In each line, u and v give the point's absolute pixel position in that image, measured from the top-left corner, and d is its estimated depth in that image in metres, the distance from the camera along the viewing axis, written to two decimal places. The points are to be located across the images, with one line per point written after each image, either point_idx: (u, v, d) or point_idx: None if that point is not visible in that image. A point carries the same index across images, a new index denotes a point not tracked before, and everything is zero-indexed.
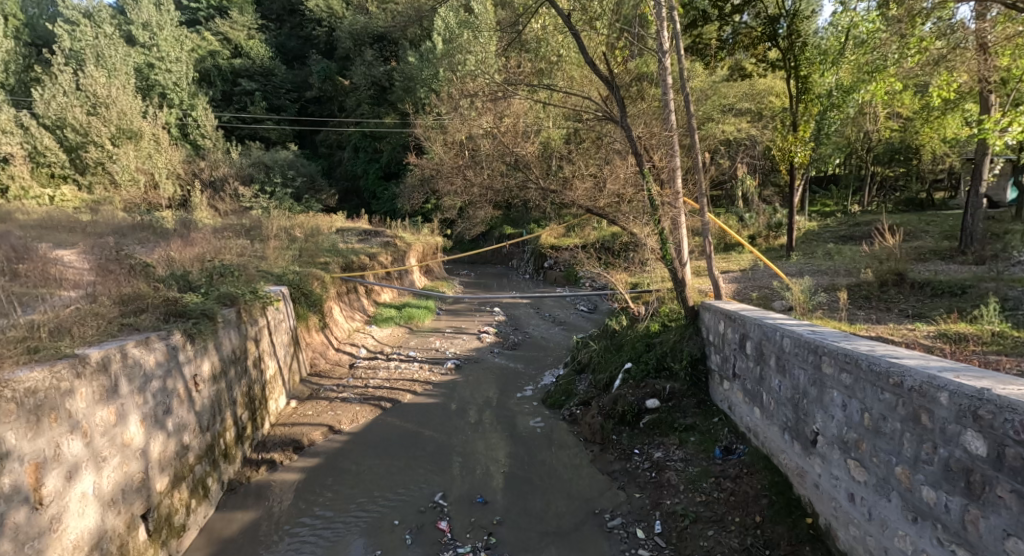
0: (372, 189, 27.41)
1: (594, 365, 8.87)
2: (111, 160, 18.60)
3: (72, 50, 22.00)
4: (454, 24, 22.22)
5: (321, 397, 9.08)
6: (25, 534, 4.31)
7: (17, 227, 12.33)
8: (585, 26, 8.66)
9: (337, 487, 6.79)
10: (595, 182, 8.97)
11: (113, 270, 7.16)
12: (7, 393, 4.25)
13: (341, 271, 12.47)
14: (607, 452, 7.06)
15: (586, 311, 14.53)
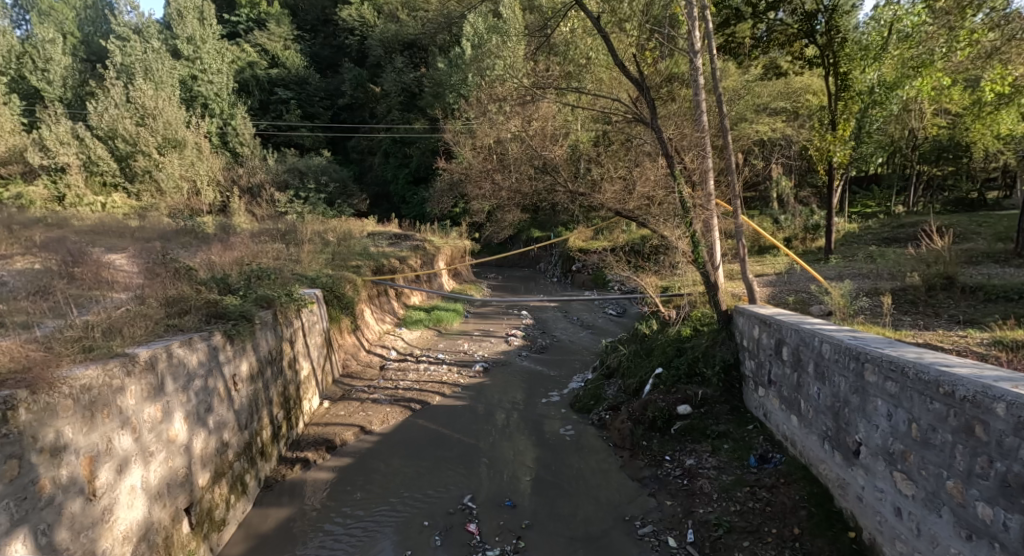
0: (401, 194, 27.71)
1: (624, 370, 8.79)
2: (157, 169, 19.27)
3: (122, 64, 22.91)
4: (483, 30, 22.40)
5: (353, 398, 9.20)
6: (80, 523, 4.48)
7: (69, 233, 12.89)
8: (614, 28, 8.59)
9: (368, 487, 6.86)
10: (624, 184, 8.89)
11: (159, 274, 7.41)
12: (66, 389, 4.41)
13: (372, 274, 12.65)
14: (637, 458, 6.98)
15: (615, 314, 14.45)
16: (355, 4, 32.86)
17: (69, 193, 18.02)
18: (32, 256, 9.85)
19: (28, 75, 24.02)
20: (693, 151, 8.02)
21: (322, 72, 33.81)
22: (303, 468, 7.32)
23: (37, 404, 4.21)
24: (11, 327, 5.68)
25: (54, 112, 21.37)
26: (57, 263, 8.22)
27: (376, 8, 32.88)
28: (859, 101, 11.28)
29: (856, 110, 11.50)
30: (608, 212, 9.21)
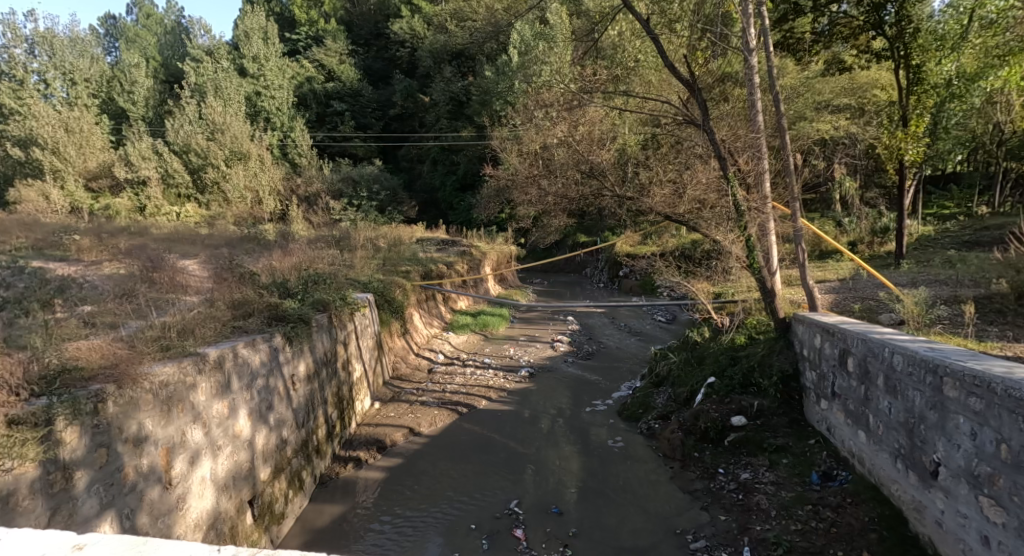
0: (449, 200, 28.08)
1: (674, 378, 8.60)
2: (225, 180, 20.34)
3: (195, 83, 24.31)
4: (530, 37, 22.44)
5: (402, 400, 9.34)
6: (158, 510, 4.74)
7: (148, 240, 13.76)
8: (664, 29, 8.46)
9: (418, 488, 6.94)
10: (674, 187, 8.60)
11: (226, 278, 7.75)
12: (147, 385, 4.67)
13: (420, 279, 12.87)
14: (689, 469, 6.81)
15: (664, 321, 14.21)
16: (406, 17, 33.55)
17: (149, 203, 19.68)
18: (117, 262, 10.57)
19: (115, 96, 25.70)
20: (745, 152, 7.76)
21: (374, 84, 34.70)
22: (354, 467, 7.47)
23: (122, 398, 4.47)
24: (98, 328, 6.08)
25: (137, 130, 22.92)
26: (138, 268, 8.77)
27: (425, 19, 33.42)
28: (936, 94, 10.51)
29: (931, 104, 10.72)
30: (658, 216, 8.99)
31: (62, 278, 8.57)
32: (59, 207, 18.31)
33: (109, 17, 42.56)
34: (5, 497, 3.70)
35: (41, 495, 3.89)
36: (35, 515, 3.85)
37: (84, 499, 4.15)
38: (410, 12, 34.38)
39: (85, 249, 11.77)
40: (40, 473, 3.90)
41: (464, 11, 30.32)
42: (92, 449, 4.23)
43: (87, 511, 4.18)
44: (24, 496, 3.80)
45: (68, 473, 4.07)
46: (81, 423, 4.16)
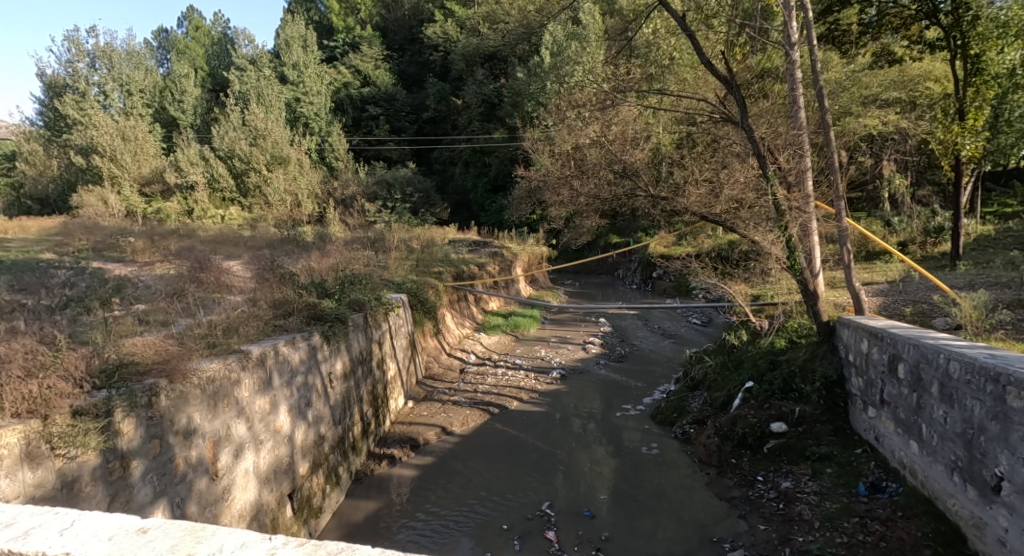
0: (481, 202, 28.17)
1: (711, 383, 8.45)
2: (267, 184, 20.96)
3: (239, 91, 25.15)
4: (562, 37, 22.33)
5: (435, 399, 9.41)
6: (205, 500, 4.89)
7: (196, 242, 14.29)
8: (701, 26, 8.34)
9: (451, 487, 6.97)
10: (710, 187, 8.31)
11: (268, 278, 7.96)
12: (195, 380, 4.81)
13: (453, 279, 12.97)
14: (726, 476, 6.67)
15: (700, 324, 13.99)
16: (439, 21, 33.79)
17: (196, 207, 20.53)
18: (168, 263, 11.03)
19: (166, 105, 26.56)
20: (785, 150, 7.55)
21: (408, 88, 35.10)
22: (389, 464, 7.56)
23: (173, 393, 4.61)
24: (151, 325, 6.32)
25: (186, 137, 23.89)
26: (187, 269, 9.12)
27: (458, 23, 33.56)
28: (996, 86, 9.97)
29: (992, 96, 10.14)
30: (693, 217, 8.80)
31: (118, 278, 8.99)
32: (116, 211, 19.99)
33: (162, 29, 44.39)
34: (68, 483, 3.87)
35: (100, 482, 4.05)
36: (95, 501, 4.01)
37: (139, 487, 4.31)
38: (444, 16, 34.63)
39: (140, 250, 12.33)
40: (99, 461, 4.05)
41: (497, 14, 30.34)
42: (146, 440, 4.37)
43: (142, 498, 4.35)
44: (85, 483, 3.97)
45: (125, 462, 4.22)
46: (136, 415, 4.30)
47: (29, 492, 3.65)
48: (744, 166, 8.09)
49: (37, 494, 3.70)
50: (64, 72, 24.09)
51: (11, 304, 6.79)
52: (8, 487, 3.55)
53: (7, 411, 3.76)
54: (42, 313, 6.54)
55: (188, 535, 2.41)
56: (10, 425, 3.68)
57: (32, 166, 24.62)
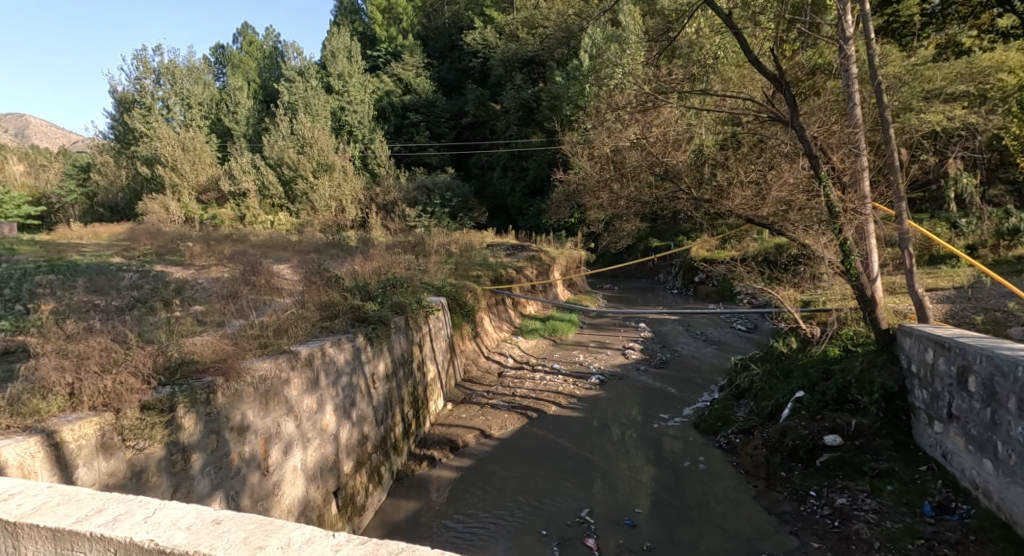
0: (518, 206, 28.19)
1: (757, 392, 8.23)
2: (313, 190, 21.73)
3: (288, 101, 26.05)
4: (601, 40, 22.05)
5: (474, 402, 9.43)
6: (257, 494, 5.04)
7: (247, 247, 14.81)
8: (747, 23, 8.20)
9: (491, 490, 6.97)
10: (757, 189, 8.08)
11: (315, 281, 8.14)
12: (249, 378, 4.94)
13: (491, 283, 13.03)
14: (775, 489, 6.45)
15: (744, 330, 13.71)
16: (479, 28, 34.01)
17: (248, 213, 21.64)
18: (222, 266, 11.47)
19: (221, 117, 27.64)
20: (839, 149, 7.22)
21: (448, 95, 35.49)
22: (429, 465, 7.62)
23: (229, 390, 4.75)
24: (208, 325, 6.56)
25: (239, 146, 24.91)
26: (240, 273, 9.45)
27: (498, 28, 33.70)
28: None
29: None
30: (738, 219, 8.55)
31: (179, 281, 9.42)
32: (176, 218, 21.43)
33: (217, 45, 46.37)
34: (137, 473, 4.04)
35: (165, 473, 4.22)
36: (161, 491, 4.18)
37: (198, 479, 4.46)
38: (483, 23, 34.89)
39: (197, 254, 12.89)
40: (163, 453, 4.21)
41: (535, 18, 30.13)
42: (205, 434, 4.52)
43: (201, 489, 4.50)
44: (152, 473, 4.14)
45: (186, 454, 4.38)
46: (196, 411, 4.44)
47: (103, 480, 3.82)
48: (793, 166, 7.76)
49: (111, 482, 3.88)
50: (133, 89, 25.50)
51: (85, 305, 7.22)
52: (83, 475, 3.73)
53: (83, 404, 3.94)
54: (111, 313, 6.92)
55: (260, 529, 2.29)
56: (87, 417, 3.85)
57: (102, 176, 26.18)
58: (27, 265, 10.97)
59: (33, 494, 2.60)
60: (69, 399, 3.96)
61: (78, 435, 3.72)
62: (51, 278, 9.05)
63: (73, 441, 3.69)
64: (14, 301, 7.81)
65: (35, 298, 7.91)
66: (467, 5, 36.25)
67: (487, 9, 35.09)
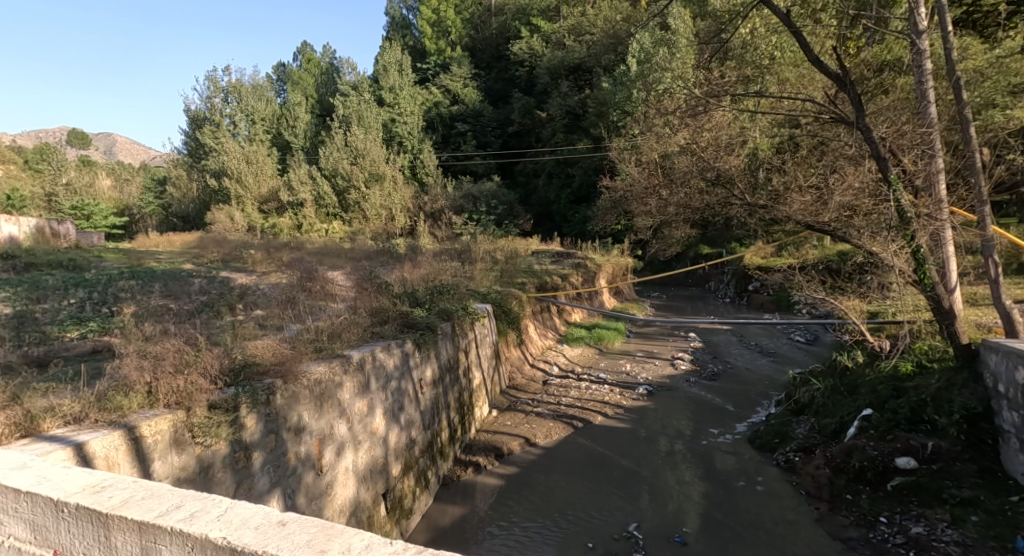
0: (564, 213, 28.05)
1: (819, 408, 7.88)
2: (364, 200, 22.36)
3: (343, 114, 26.92)
4: (649, 45, 21.68)
5: (518, 410, 9.39)
6: (312, 493, 5.16)
7: (303, 254, 15.37)
8: (805, 21, 7.86)
9: (537, 500, 6.88)
10: (818, 194, 7.55)
11: (367, 288, 8.32)
12: (305, 381, 5.07)
13: (536, 291, 13.01)
14: (839, 513, 6.11)
15: (803, 342, 13.22)
16: (525, 37, 34.19)
17: (304, 221, 22.43)
18: (282, 273, 11.96)
19: (282, 131, 28.69)
20: (911, 150, 6.74)
21: (495, 103, 35.74)
22: (474, 471, 7.62)
23: (287, 392, 4.88)
24: (268, 329, 6.80)
25: (297, 158, 25.94)
26: (297, 279, 9.81)
27: (544, 37, 33.80)
28: None
29: None
30: (796, 225, 8.15)
31: (242, 286, 9.89)
32: (240, 226, 22.54)
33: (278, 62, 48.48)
34: (204, 468, 4.20)
35: (228, 470, 4.37)
36: (225, 486, 4.33)
37: (259, 477, 4.61)
38: (529, 32, 35.07)
39: (259, 261, 13.49)
40: (228, 451, 4.37)
41: (583, 25, 30.59)
42: (265, 434, 4.65)
43: (260, 487, 4.63)
44: (218, 469, 4.29)
45: (248, 452, 4.53)
46: (258, 411, 4.59)
47: (174, 474, 3.99)
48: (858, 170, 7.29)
49: (181, 476, 4.04)
50: (204, 108, 27.84)
51: (160, 309, 7.68)
52: (158, 468, 3.90)
53: (159, 401, 4.12)
54: (182, 317, 7.30)
55: (322, 533, 2.26)
56: (162, 414, 4.03)
57: (176, 189, 27.79)
58: (112, 271, 11.82)
59: (119, 488, 2.62)
60: (147, 397, 4.14)
61: (155, 431, 3.89)
62: (131, 285, 9.69)
63: (151, 437, 3.87)
64: (100, 305, 8.38)
65: (118, 303, 8.50)
66: (514, 15, 36.43)
67: (534, 19, 35.25)
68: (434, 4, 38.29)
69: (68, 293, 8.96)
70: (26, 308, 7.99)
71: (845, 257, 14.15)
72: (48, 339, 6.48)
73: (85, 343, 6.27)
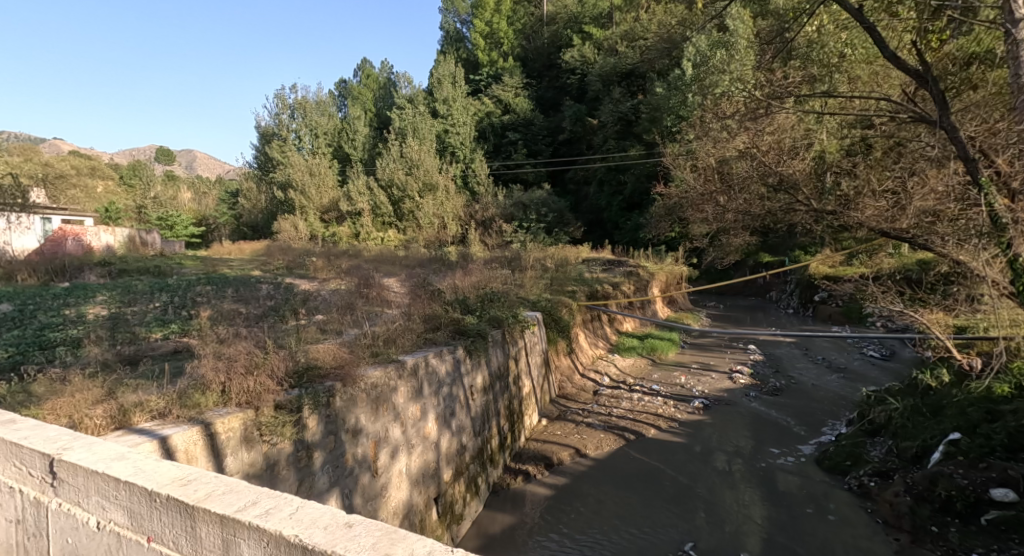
0: (615, 220, 27.72)
1: (897, 430, 7.41)
2: (418, 209, 22.87)
3: (399, 127, 27.68)
4: (706, 47, 21.18)
5: (569, 420, 9.27)
6: (368, 494, 5.23)
7: (362, 261, 15.85)
8: (880, 14, 6.33)
9: (589, 511, 6.76)
10: (895, 199, 6.90)
11: (420, 295, 8.44)
12: (363, 385, 5.16)
13: (587, 299, 12.87)
14: (923, 546, 5.70)
15: (877, 358, 12.55)
16: (577, 45, 34.17)
17: (362, 230, 23.13)
18: (341, 279, 12.33)
19: (342, 143, 29.64)
20: (1006, 149, 5.77)
21: (546, 112, 35.79)
22: (524, 479, 7.56)
23: (346, 395, 4.98)
24: (329, 333, 6.99)
25: (356, 170, 26.81)
26: (356, 286, 10.07)
27: (596, 44, 33.70)
28: None
29: None
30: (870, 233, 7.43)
31: (305, 292, 10.25)
32: (303, 235, 23.54)
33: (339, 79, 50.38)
34: (271, 465, 4.31)
35: (292, 467, 4.48)
36: (288, 483, 4.43)
37: (319, 476, 4.70)
38: (582, 40, 35.00)
39: (320, 268, 13.98)
40: (292, 449, 4.47)
41: (636, 31, 30.36)
42: (326, 434, 4.76)
43: (321, 485, 4.72)
44: (283, 466, 4.40)
45: (310, 452, 4.63)
46: (319, 412, 4.69)
47: (244, 469, 4.12)
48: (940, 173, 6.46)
49: (250, 472, 4.17)
50: (272, 124, 29.53)
51: (232, 313, 8.08)
52: (230, 463, 4.04)
53: (231, 400, 4.30)
54: (251, 321, 7.64)
55: (387, 537, 2.09)
56: (234, 412, 4.18)
57: (246, 200, 29.25)
58: (190, 277, 12.60)
59: (205, 482, 2.47)
60: (221, 395, 4.34)
61: (227, 427, 4.03)
62: (207, 290, 10.27)
63: (224, 433, 4.00)
64: (180, 308, 8.89)
65: (195, 306, 8.99)
66: (565, 23, 36.45)
67: (586, 27, 35.17)
68: (486, 16, 38.89)
69: (152, 297, 9.58)
70: (117, 310, 8.58)
71: (925, 267, 13.26)
72: (136, 339, 6.90)
73: (168, 343, 6.61)
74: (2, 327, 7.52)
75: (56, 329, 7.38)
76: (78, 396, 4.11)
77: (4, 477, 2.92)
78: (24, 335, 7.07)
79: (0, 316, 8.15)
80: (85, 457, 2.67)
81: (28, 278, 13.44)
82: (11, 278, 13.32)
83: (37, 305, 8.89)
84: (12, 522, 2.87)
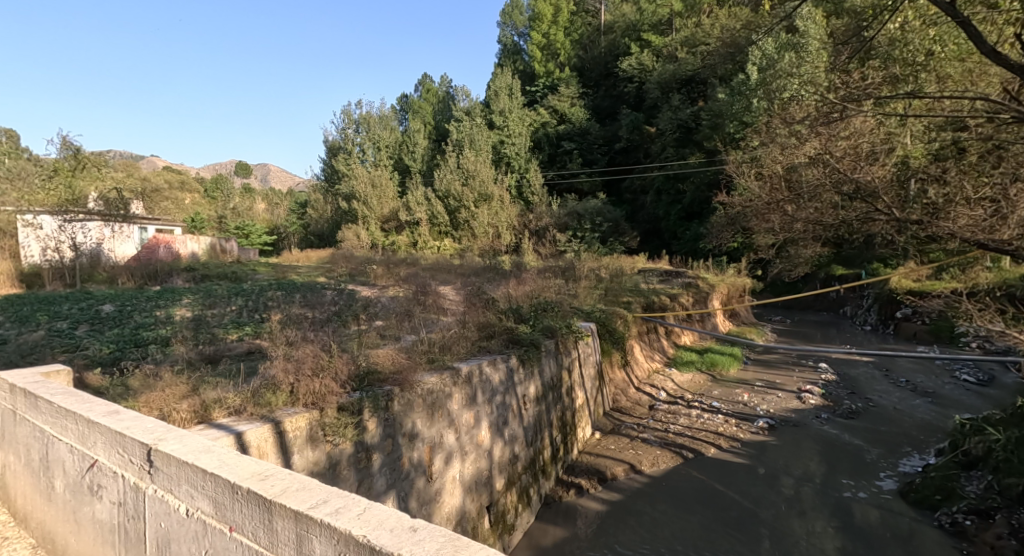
0: (673, 229, 27.07)
1: (998, 464, 6.78)
2: (474, 218, 23.27)
3: (456, 139, 28.22)
4: (772, 50, 20.37)
5: (623, 434, 9.04)
6: (422, 498, 5.25)
7: (419, 270, 16.14)
8: (975, 8, 5.63)
9: (645, 531, 6.53)
10: (993, 208, 6.29)
11: (476, 303, 8.47)
12: (419, 390, 5.21)
13: (643, 311, 12.59)
14: None
15: (974, 384, 11.62)
16: (635, 53, 33.72)
17: (420, 239, 23.87)
18: (399, 286, 12.61)
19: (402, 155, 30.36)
20: None
21: (603, 121, 35.44)
22: (576, 493, 7.41)
23: (403, 400, 5.03)
24: (388, 339, 7.12)
25: (415, 180, 27.48)
26: (414, 293, 10.25)
27: (655, 52, 33.16)
28: None
29: None
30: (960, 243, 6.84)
31: (366, 298, 10.51)
32: (364, 243, 24.28)
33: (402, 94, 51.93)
34: (333, 465, 4.38)
35: (353, 468, 4.53)
36: (349, 483, 4.48)
37: (378, 477, 4.74)
38: (640, 48, 34.54)
39: (380, 275, 14.38)
40: (353, 450, 4.54)
41: (696, 36, 29.69)
42: (384, 437, 4.81)
43: (379, 487, 4.77)
44: (344, 467, 4.45)
45: (369, 454, 4.68)
46: (379, 415, 4.76)
47: (309, 467, 4.19)
48: None
49: (314, 470, 4.24)
50: (339, 138, 31.15)
51: (300, 317, 8.39)
52: (296, 460, 4.13)
53: (299, 400, 4.40)
54: (317, 325, 7.87)
55: (451, 543, 1.98)
56: (301, 412, 4.26)
57: (314, 210, 30.55)
58: (263, 282, 13.20)
59: (281, 478, 2.42)
60: (290, 395, 4.45)
61: (295, 426, 4.12)
62: (278, 295, 10.70)
63: (291, 431, 4.09)
64: (254, 312, 9.30)
65: (267, 310, 9.40)
66: (624, 32, 36.14)
67: (644, 34, 34.67)
68: (544, 28, 39.12)
69: (229, 301, 10.08)
70: (200, 312, 9.10)
71: None
72: (215, 339, 7.25)
73: (242, 344, 6.88)
74: (102, 326, 8.07)
75: (147, 328, 7.85)
76: (167, 391, 4.35)
77: (108, 462, 2.99)
78: (122, 334, 7.56)
79: (103, 315, 8.81)
80: (178, 447, 2.71)
81: (126, 281, 14.69)
82: (112, 282, 14.63)
83: (132, 306, 9.56)
84: (115, 504, 2.95)
